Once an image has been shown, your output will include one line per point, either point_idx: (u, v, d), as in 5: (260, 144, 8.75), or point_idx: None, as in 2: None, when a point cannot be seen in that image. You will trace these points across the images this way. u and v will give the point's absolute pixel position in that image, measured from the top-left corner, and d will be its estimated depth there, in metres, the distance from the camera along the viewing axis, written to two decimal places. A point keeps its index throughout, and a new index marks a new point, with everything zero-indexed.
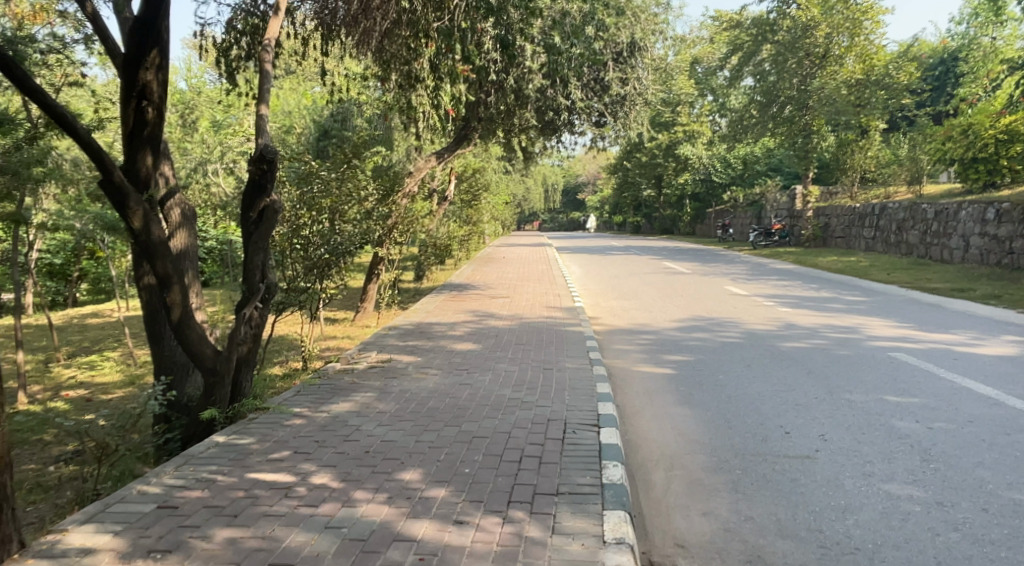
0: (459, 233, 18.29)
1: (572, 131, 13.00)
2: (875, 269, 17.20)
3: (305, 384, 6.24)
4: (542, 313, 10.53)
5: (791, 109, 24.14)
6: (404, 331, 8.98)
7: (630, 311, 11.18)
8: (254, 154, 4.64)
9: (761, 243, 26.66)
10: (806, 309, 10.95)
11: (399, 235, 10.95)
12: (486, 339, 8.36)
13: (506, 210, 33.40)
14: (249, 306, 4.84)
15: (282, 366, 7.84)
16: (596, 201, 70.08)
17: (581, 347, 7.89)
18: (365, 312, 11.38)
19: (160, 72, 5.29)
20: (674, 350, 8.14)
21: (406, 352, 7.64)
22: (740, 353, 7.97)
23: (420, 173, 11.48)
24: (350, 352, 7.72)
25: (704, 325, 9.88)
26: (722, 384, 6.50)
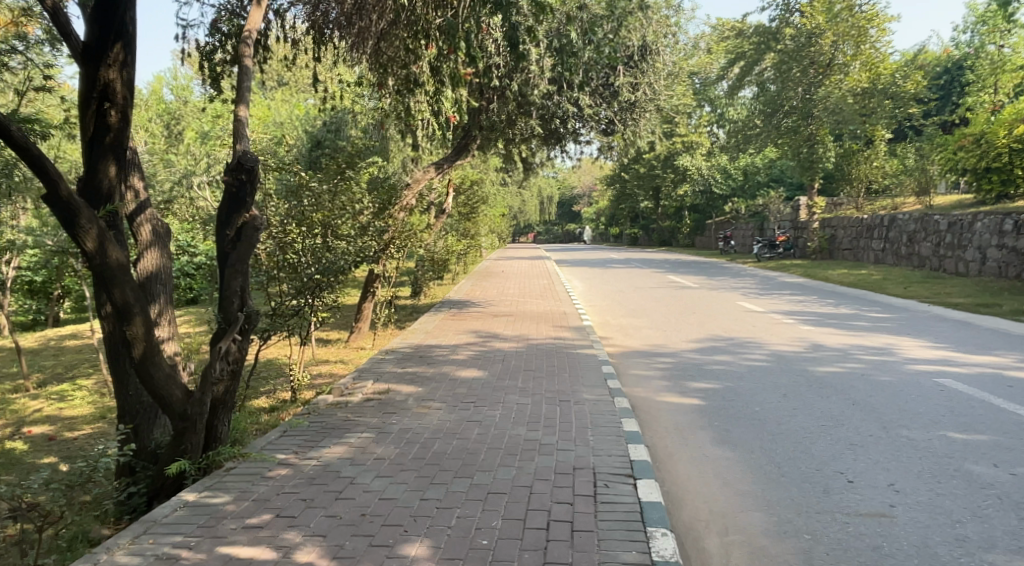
0: (457, 247, 17.65)
1: (577, 139, 12.39)
2: (890, 283, 16.61)
3: (292, 423, 5.53)
4: (550, 333, 9.85)
5: (795, 119, 23.61)
6: (403, 355, 8.28)
7: (643, 330, 10.51)
8: (231, 163, 3.97)
9: (765, 255, 26.11)
10: (830, 328, 10.31)
11: (396, 251, 10.29)
12: (493, 365, 7.67)
13: (503, 224, 32.92)
14: (226, 339, 4.14)
15: (269, 396, 7.15)
16: (592, 213, 69.68)
17: (597, 373, 7.21)
18: (360, 331, 10.69)
19: (123, 70, 4.61)
20: (698, 377, 7.46)
21: (405, 381, 6.94)
22: (771, 379, 7.30)
23: (419, 185, 10.85)
24: (344, 381, 7.00)
25: (725, 345, 9.21)
26: (761, 418, 5.82)
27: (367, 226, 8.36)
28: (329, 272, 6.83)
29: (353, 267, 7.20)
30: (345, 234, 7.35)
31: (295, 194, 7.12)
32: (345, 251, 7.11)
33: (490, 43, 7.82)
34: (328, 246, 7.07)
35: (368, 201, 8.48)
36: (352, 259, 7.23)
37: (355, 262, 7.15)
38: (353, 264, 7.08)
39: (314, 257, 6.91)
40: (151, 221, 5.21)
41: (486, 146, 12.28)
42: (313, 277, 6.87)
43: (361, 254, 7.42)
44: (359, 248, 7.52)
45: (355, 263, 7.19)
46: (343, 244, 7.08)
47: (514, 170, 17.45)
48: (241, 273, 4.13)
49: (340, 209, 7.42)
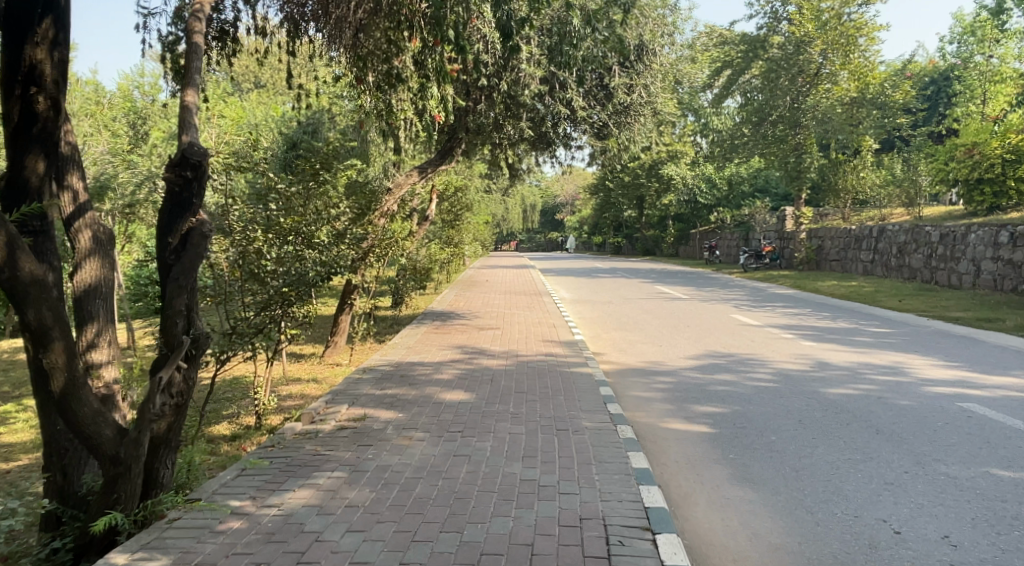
0: (440, 255, 16.99)
1: (567, 144, 11.86)
2: (884, 295, 16.23)
3: (253, 458, 4.85)
4: (540, 348, 9.22)
5: (783, 128, 23.27)
6: (381, 374, 7.59)
7: (638, 346, 9.91)
8: (173, 157, 3.30)
9: (751, 266, 25.64)
10: (833, 344, 9.82)
11: (375, 260, 9.65)
12: (481, 385, 7.03)
13: (486, 232, 32.22)
14: (168, 368, 3.48)
15: (229, 424, 6.43)
16: (574, 221, 69.47)
17: (594, 396, 6.59)
18: (336, 346, 9.97)
19: (52, 49, 3.93)
20: (704, 400, 6.87)
21: (385, 405, 6.26)
22: (782, 402, 6.72)
23: (402, 190, 10.21)
24: (315, 406, 6.31)
25: (726, 363, 8.64)
26: (780, 449, 5.23)
27: (344, 233, 7.67)
28: (301, 284, 6.14)
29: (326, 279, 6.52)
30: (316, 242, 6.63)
31: (262, 198, 6.41)
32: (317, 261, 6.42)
33: (480, 34, 7.22)
34: (298, 256, 6.36)
35: (344, 206, 7.78)
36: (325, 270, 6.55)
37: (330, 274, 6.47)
38: (326, 276, 6.40)
39: (282, 267, 6.21)
40: (92, 226, 4.39)
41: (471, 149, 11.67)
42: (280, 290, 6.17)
43: (334, 265, 6.74)
44: (333, 258, 6.85)
45: (330, 273, 6.51)
46: (315, 253, 6.38)
47: (499, 176, 16.87)
48: (186, 288, 3.48)
49: (313, 215, 6.71)
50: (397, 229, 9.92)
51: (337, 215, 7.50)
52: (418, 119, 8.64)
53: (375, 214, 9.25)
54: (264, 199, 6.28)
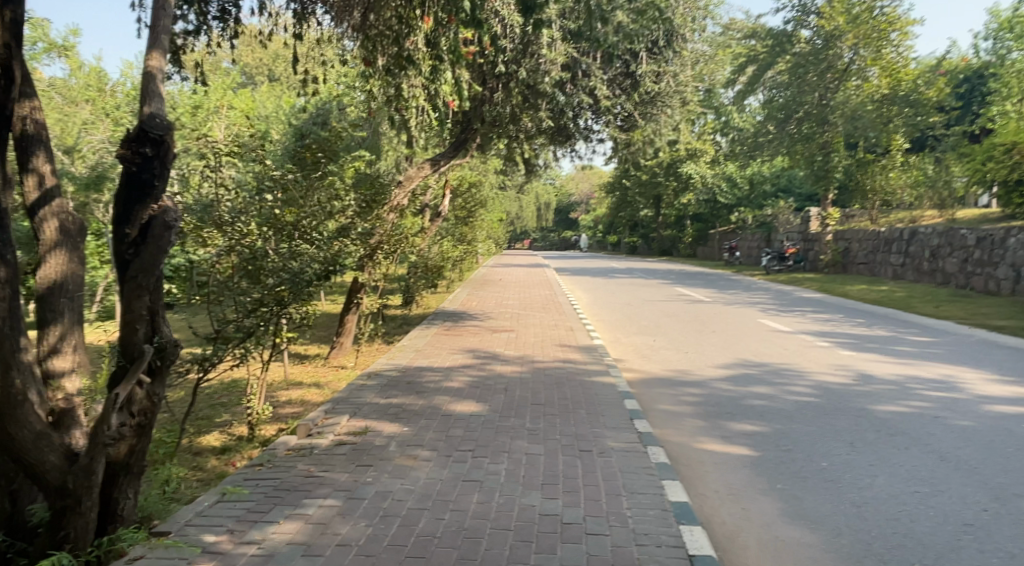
0: (453, 252, 16.47)
1: (588, 138, 11.29)
2: (917, 300, 15.48)
3: (235, 480, 4.28)
4: (558, 354, 8.62)
5: (810, 126, 22.51)
6: (387, 381, 7.03)
7: (662, 353, 9.28)
8: (129, 131, 2.75)
9: (773, 268, 24.97)
10: (872, 354, 9.14)
11: (384, 256, 9.12)
12: (494, 395, 6.44)
13: (500, 229, 31.65)
14: (125, 383, 2.91)
15: (218, 435, 5.90)
16: (590, 220, 68.90)
17: (619, 410, 5.99)
18: (341, 347, 9.45)
19: (1, 6, 3.06)
20: (740, 417, 6.23)
21: (389, 417, 5.69)
22: (828, 421, 6.07)
23: (413, 183, 9.68)
24: (313, 416, 5.74)
25: (760, 374, 7.99)
26: (834, 479, 4.60)
27: (349, 226, 7.07)
28: (297, 285, 5.47)
29: (325, 278, 5.83)
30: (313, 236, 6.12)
31: (255, 190, 5.86)
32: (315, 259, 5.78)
33: (500, 11, 6.67)
34: (292, 255, 5.72)
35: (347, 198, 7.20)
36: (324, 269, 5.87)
37: (331, 273, 5.80)
38: (326, 275, 5.74)
39: (274, 265, 5.56)
40: (59, 215, 3.80)
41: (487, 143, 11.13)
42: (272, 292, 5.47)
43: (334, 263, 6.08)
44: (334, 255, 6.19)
45: (330, 273, 5.85)
46: (314, 250, 5.73)
47: (516, 172, 16.29)
48: (147, 289, 2.92)
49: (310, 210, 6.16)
50: (407, 224, 9.38)
51: (340, 208, 6.90)
52: (431, 106, 8.10)
53: (383, 208, 8.67)
54: (256, 191, 5.73)
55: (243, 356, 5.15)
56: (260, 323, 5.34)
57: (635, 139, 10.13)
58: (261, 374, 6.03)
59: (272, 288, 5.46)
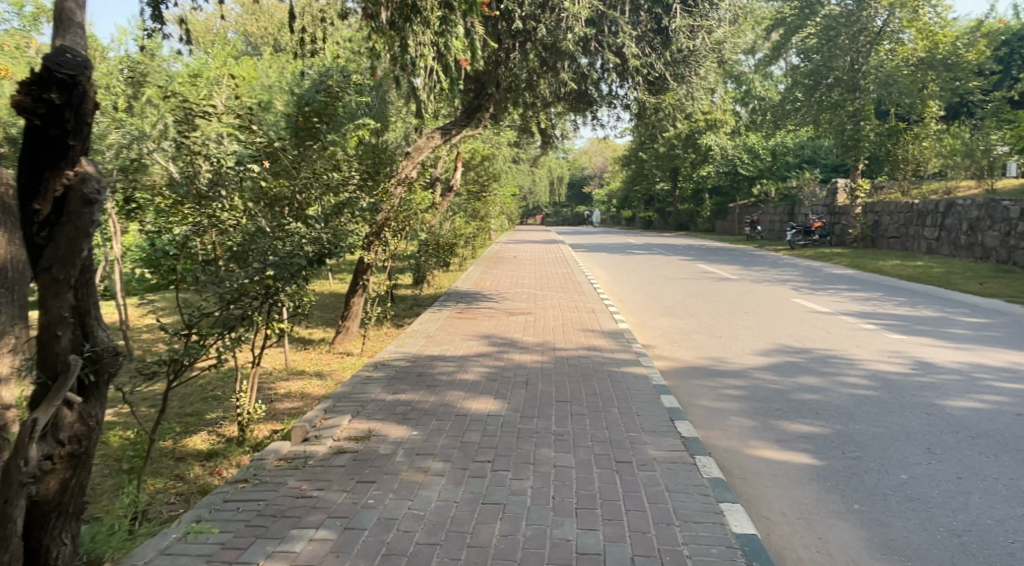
0: (466, 228, 15.77)
1: (611, 104, 10.50)
2: (958, 277, 14.60)
3: (213, 503, 3.60)
4: (581, 340, 7.90)
5: (841, 92, 21.48)
6: (395, 372, 6.37)
7: (694, 337, 8.53)
8: (35, 73, 2.30)
9: (798, 243, 24.01)
10: (925, 339, 8.35)
11: (392, 233, 8.52)
12: (515, 390, 5.75)
13: (513, 204, 30.79)
14: (44, 404, 2.30)
15: (205, 438, 5.24)
16: (604, 195, 67.84)
17: (657, 408, 5.27)
18: (347, 333, 8.75)
19: None
20: (794, 416, 5.50)
21: (396, 417, 5.01)
22: (895, 420, 5.34)
23: (422, 155, 8.91)
24: (310, 416, 5.06)
25: (807, 363, 7.24)
26: (922, 500, 3.87)
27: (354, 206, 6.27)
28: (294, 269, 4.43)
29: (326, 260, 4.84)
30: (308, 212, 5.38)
31: (240, 160, 5.19)
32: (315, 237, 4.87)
33: None
34: (283, 232, 4.83)
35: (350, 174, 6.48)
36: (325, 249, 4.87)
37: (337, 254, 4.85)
38: (331, 256, 4.81)
39: (263, 244, 4.70)
40: None
41: (502, 110, 10.37)
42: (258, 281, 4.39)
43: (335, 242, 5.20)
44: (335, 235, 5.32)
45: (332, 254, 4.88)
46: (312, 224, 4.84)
47: (532, 143, 15.52)
48: (66, 281, 2.35)
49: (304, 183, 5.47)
50: (417, 196, 8.66)
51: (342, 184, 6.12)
52: (441, 66, 7.44)
53: (389, 181, 8.03)
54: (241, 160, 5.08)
55: (225, 352, 4.19)
56: (243, 316, 4.30)
57: (667, 102, 9.31)
58: (252, 367, 5.33)
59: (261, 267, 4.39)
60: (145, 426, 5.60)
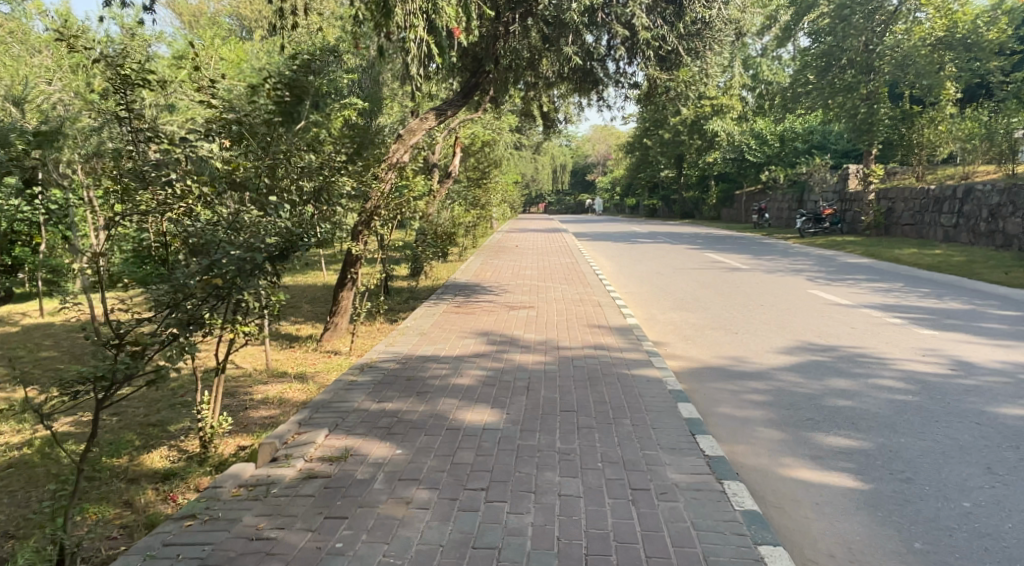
0: (466, 216, 15.18)
1: (619, 84, 9.86)
2: (981, 266, 13.95)
3: (149, 547, 3.02)
4: (588, 337, 7.29)
5: (854, 74, 20.88)
6: (381, 375, 5.76)
7: (709, 334, 7.90)
8: None
9: (809, 231, 23.35)
10: (959, 335, 7.73)
11: (383, 222, 7.92)
12: (514, 398, 5.13)
13: (515, 190, 30.11)
14: None
15: (164, 454, 4.64)
16: (607, 183, 67.15)
17: (675, 418, 4.67)
18: (336, 329, 8.12)
19: None
20: (828, 426, 4.88)
21: (377, 432, 4.41)
22: (945, 431, 4.71)
23: (415, 138, 8.22)
24: (282, 430, 4.47)
25: (834, 363, 6.61)
26: (994, 540, 3.27)
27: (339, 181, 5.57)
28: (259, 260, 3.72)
29: (292, 253, 4.15)
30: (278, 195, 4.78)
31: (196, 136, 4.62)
32: (282, 225, 4.21)
33: None
34: (243, 221, 4.15)
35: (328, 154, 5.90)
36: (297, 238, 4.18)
37: (310, 246, 4.16)
38: (303, 250, 4.10)
39: (217, 237, 4.02)
40: None
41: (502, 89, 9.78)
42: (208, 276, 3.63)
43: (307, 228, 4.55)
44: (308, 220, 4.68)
45: (300, 246, 4.18)
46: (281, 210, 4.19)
47: (534, 128, 14.90)
48: None
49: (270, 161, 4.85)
50: (411, 181, 7.98)
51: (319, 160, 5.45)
52: (432, 38, 6.80)
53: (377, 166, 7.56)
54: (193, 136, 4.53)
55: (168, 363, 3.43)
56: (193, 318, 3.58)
57: (680, 79, 8.71)
58: (216, 377, 4.65)
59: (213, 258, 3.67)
60: (100, 439, 5.02)
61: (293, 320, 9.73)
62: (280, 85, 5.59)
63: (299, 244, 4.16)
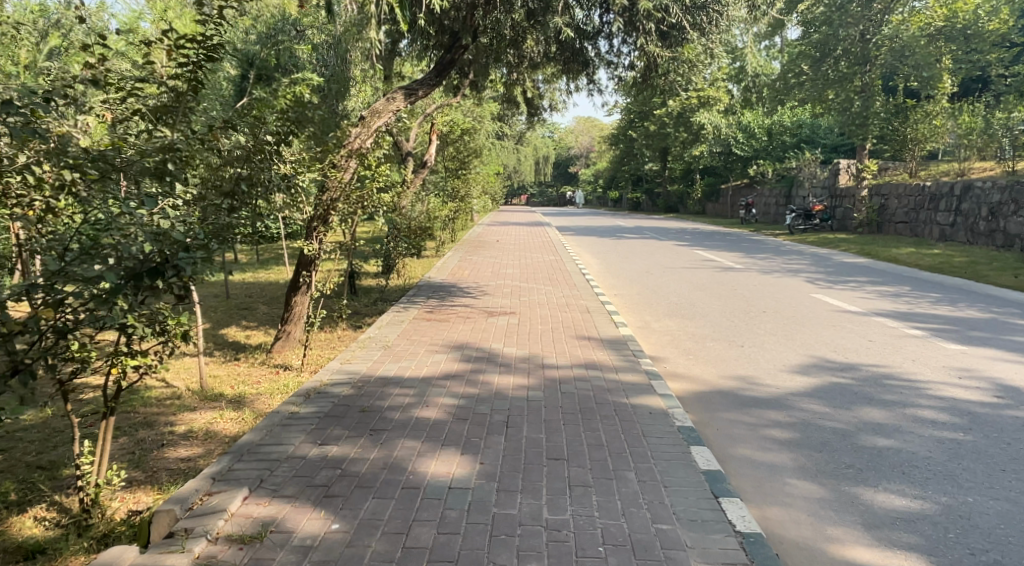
0: (444, 209, 14.22)
1: (611, 67, 8.93)
2: (986, 268, 13.24)
3: None
4: (577, 352, 6.36)
5: (848, 66, 19.99)
6: (329, 407, 4.74)
7: (713, 348, 6.98)
8: None
9: (798, 227, 22.65)
10: (989, 350, 6.92)
11: (341, 216, 6.86)
12: (490, 439, 4.16)
13: (496, 183, 29.05)
14: None
15: (39, 517, 3.60)
16: (590, 175, 66.33)
17: (690, 471, 3.74)
18: (288, 339, 7.10)
19: None
20: (875, 478, 3.97)
21: (313, 493, 3.43)
22: (1019, 486, 3.84)
23: (380, 120, 7.13)
24: (190, 487, 3.48)
25: (861, 387, 5.70)
26: None
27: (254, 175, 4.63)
28: (106, 281, 2.80)
29: (170, 270, 3.01)
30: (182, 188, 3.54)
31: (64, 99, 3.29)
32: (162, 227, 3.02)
33: None
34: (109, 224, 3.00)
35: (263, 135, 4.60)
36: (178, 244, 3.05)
37: (200, 259, 3.07)
38: (191, 266, 3.01)
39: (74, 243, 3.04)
40: None
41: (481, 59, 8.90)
42: (39, 308, 2.79)
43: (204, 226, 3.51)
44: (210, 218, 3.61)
45: (182, 263, 3.01)
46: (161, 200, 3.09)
47: (518, 117, 13.92)
48: None
49: (181, 150, 3.55)
50: (373, 171, 6.92)
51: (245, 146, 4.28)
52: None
53: (342, 156, 6.64)
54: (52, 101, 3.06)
55: None
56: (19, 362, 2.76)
57: (683, 56, 8.00)
58: (104, 421, 3.57)
59: (60, 279, 2.81)
60: None
61: (245, 324, 8.68)
62: (213, 38, 3.72)
63: (181, 254, 3.03)
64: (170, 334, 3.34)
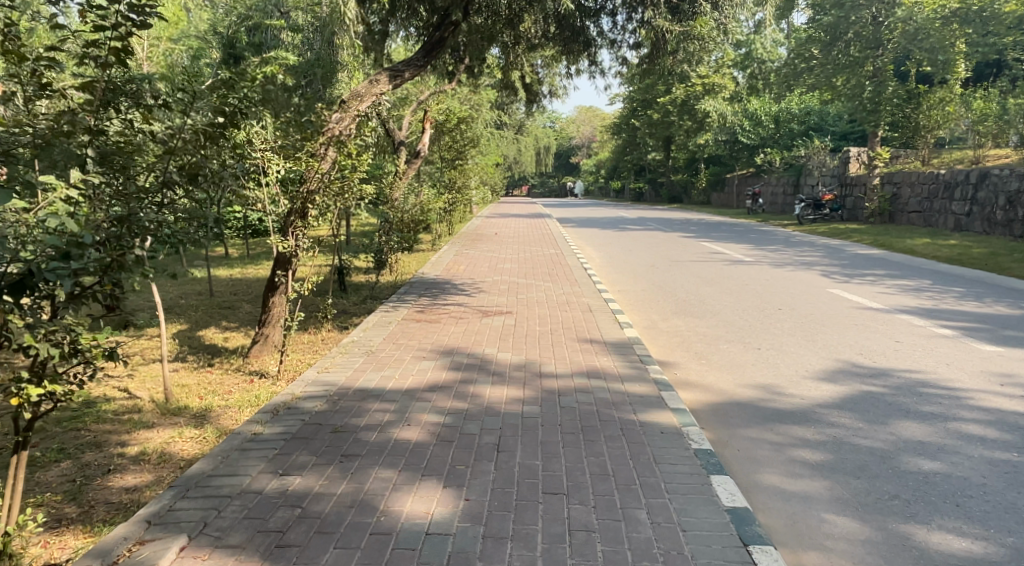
0: (441, 201, 13.65)
1: (613, 46, 8.42)
2: (1008, 260, 12.60)
3: None
4: (579, 358, 5.78)
5: (860, 49, 19.49)
6: (296, 426, 4.16)
7: (727, 352, 6.39)
8: None
9: (807, 217, 22.00)
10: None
11: (319, 210, 6.25)
12: (478, 467, 3.59)
13: (497, 173, 28.32)
14: None
15: None
16: (592, 165, 65.57)
17: (712, 510, 3.18)
18: (266, 343, 6.53)
19: None
20: (926, 513, 3.40)
21: (263, 542, 2.88)
22: None
23: (363, 104, 6.50)
24: (122, 531, 2.97)
25: (894, 397, 5.13)
26: None
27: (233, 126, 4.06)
28: None
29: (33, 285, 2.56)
30: (109, 180, 3.20)
31: None
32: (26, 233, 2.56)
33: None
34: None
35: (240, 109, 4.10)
36: (53, 253, 2.61)
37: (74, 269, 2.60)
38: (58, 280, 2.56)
39: None
40: None
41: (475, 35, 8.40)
42: None
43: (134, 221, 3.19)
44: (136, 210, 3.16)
45: (47, 278, 2.56)
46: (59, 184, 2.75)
47: (517, 104, 13.32)
48: None
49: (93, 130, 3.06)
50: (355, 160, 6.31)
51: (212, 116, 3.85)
52: None
53: (320, 144, 6.04)
54: None
55: None
56: None
57: (696, 32, 7.71)
58: (14, 457, 3.06)
59: None
60: None
61: (224, 326, 8.11)
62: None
63: (51, 266, 2.57)
64: (86, 354, 2.85)
